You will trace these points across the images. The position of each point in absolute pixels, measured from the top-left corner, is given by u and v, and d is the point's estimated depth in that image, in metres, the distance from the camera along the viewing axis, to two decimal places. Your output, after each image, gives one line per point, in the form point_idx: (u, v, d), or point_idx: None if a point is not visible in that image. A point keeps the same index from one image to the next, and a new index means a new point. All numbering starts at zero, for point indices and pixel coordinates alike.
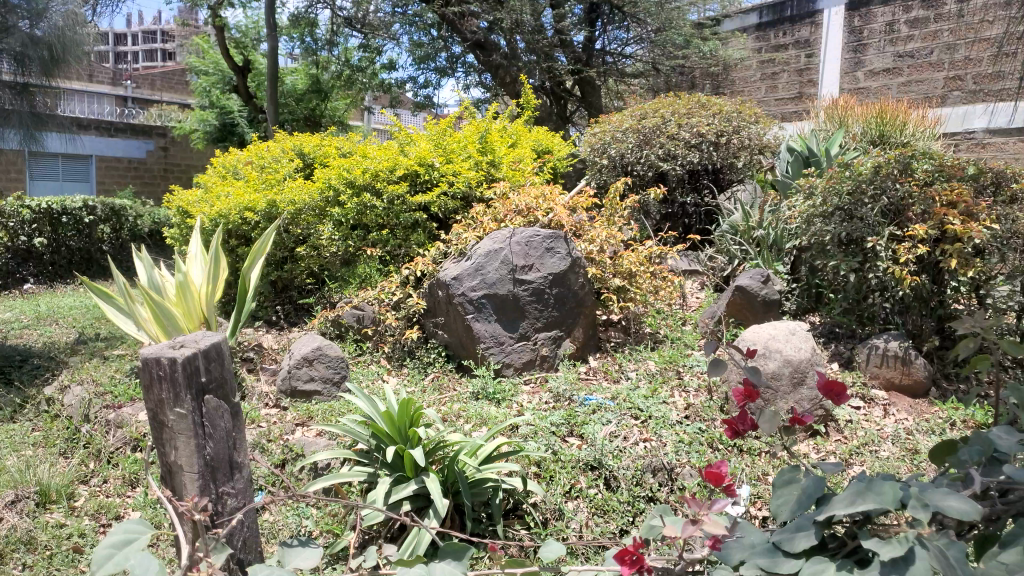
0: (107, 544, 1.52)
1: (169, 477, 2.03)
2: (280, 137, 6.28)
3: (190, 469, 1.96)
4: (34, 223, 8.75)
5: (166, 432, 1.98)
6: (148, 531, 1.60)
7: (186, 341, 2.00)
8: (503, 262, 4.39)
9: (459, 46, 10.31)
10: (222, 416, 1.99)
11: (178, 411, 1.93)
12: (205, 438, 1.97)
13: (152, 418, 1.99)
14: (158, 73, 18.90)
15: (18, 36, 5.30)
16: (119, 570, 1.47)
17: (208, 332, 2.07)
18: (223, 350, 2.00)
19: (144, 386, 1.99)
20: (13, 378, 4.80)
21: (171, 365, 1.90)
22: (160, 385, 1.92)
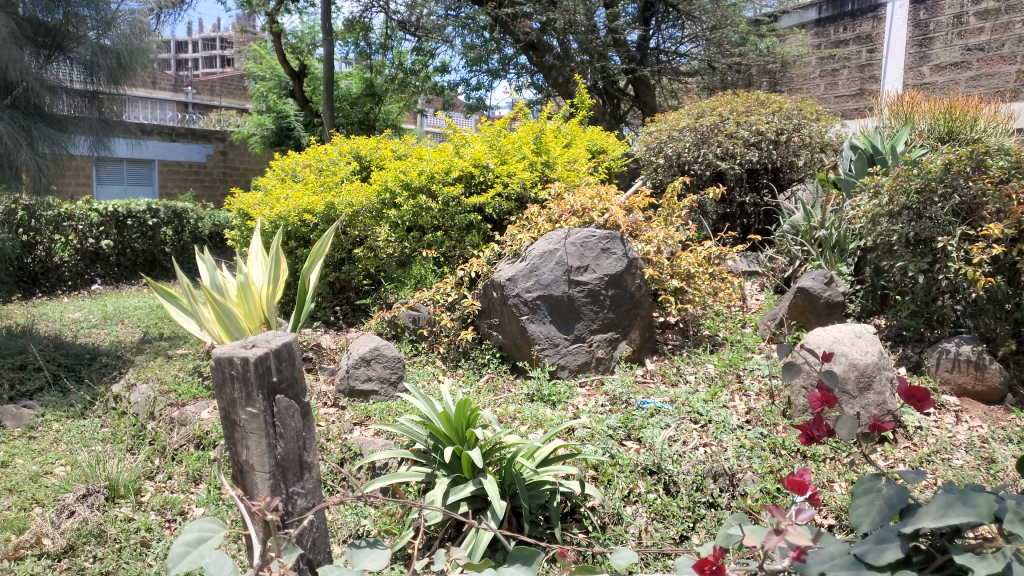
0: (182, 542, 1.54)
1: (239, 476, 2.05)
2: (337, 140, 6.36)
3: (261, 469, 1.98)
4: (101, 226, 9.05)
5: (238, 431, 1.99)
6: (221, 529, 1.61)
7: (258, 340, 2.01)
8: (558, 262, 4.36)
9: (512, 48, 10.31)
10: (293, 416, 2.00)
11: (249, 410, 1.94)
12: (276, 437, 1.98)
13: (225, 418, 2.01)
14: (218, 78, 19.32)
15: (88, 45, 5.49)
16: (194, 568, 1.50)
17: (278, 331, 2.08)
18: (294, 349, 2.01)
19: (216, 386, 2.01)
20: (83, 376, 4.96)
21: (244, 364, 1.91)
22: (233, 384, 1.94)
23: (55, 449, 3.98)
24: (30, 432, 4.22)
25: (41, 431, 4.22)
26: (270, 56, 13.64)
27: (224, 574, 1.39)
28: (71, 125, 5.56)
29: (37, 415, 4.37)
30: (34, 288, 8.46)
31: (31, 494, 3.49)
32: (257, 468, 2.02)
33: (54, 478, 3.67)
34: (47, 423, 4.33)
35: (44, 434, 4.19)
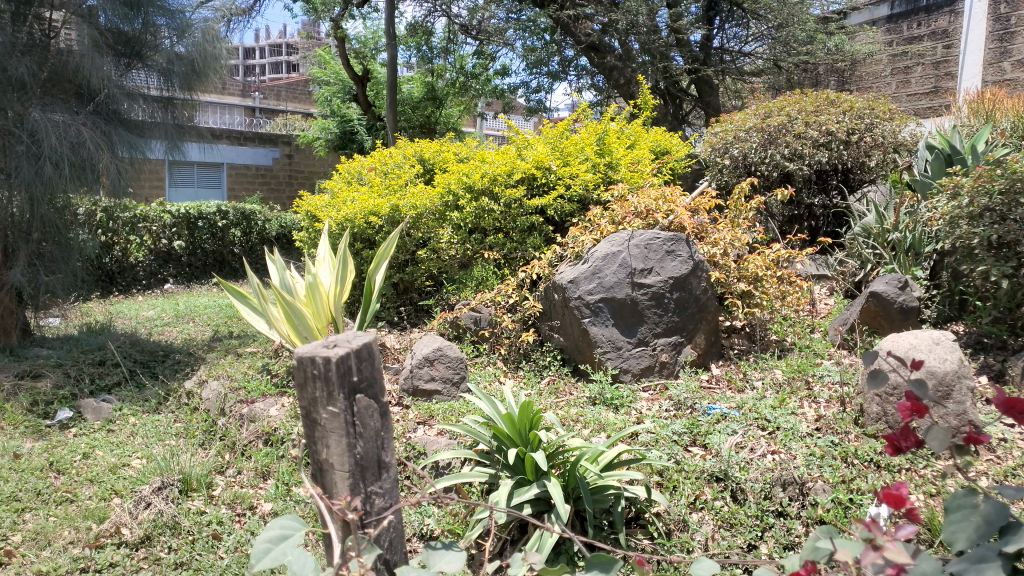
0: (265, 538, 1.58)
1: (319, 474, 2.07)
2: (401, 143, 6.44)
3: (341, 468, 2.00)
4: (174, 228, 9.36)
5: (318, 430, 2.01)
6: (301, 528, 1.64)
7: (339, 340, 2.02)
8: (621, 265, 4.31)
9: (573, 50, 10.34)
10: (372, 416, 2.02)
11: (330, 410, 1.96)
12: (355, 437, 2.00)
13: (306, 417, 2.02)
14: (283, 83, 19.71)
15: (164, 53, 5.72)
16: (276, 565, 1.53)
17: (357, 331, 2.09)
18: (373, 350, 2.02)
19: (297, 385, 2.02)
20: (157, 372, 5.15)
21: (326, 364, 1.92)
22: (315, 383, 1.95)
23: (132, 442, 4.14)
24: (109, 425, 4.40)
25: (119, 425, 4.40)
26: (334, 61, 13.95)
27: (307, 572, 1.42)
28: (149, 130, 5.75)
29: (115, 409, 4.55)
30: (112, 287, 8.81)
31: (110, 485, 3.64)
32: (335, 467, 2.04)
33: (131, 470, 3.81)
34: (125, 417, 4.50)
35: (121, 427, 4.35)
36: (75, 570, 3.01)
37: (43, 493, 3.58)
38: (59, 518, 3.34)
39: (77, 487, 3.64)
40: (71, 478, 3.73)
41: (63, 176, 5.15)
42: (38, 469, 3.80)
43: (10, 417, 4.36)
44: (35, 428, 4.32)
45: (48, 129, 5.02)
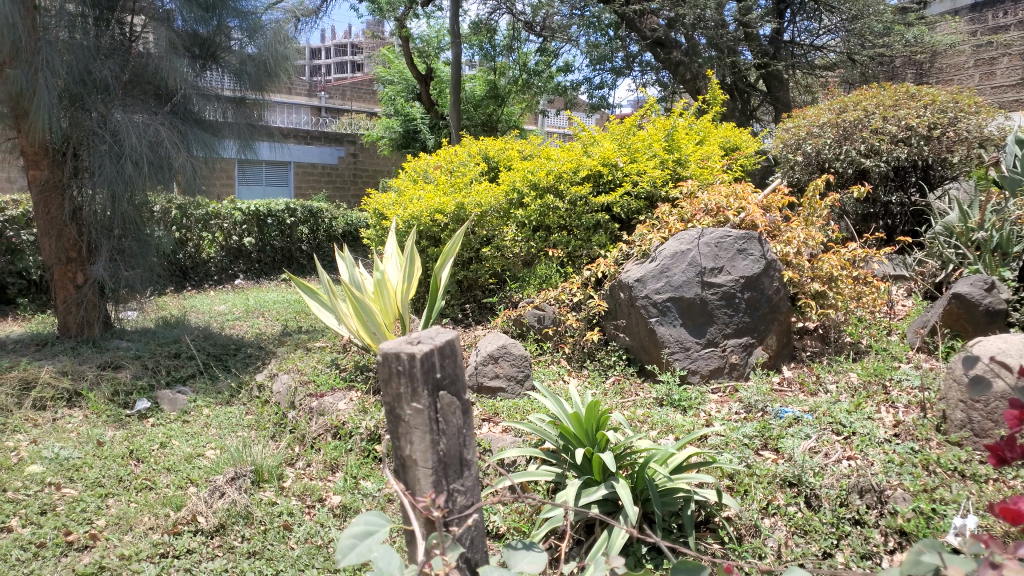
0: (349, 534, 1.59)
1: (401, 470, 2.06)
2: (466, 141, 6.47)
3: (424, 465, 1.98)
4: (244, 225, 9.62)
5: (402, 426, 2.00)
6: (386, 524, 1.64)
7: (422, 337, 2.02)
8: (690, 264, 4.24)
9: (637, 46, 10.26)
10: (455, 413, 2.01)
11: (414, 406, 1.95)
12: (438, 434, 1.99)
13: (388, 412, 2.02)
14: (349, 84, 20.02)
15: (237, 55, 5.89)
16: (362, 561, 1.54)
17: (439, 328, 2.09)
18: (456, 346, 2.02)
19: (381, 381, 2.02)
20: (230, 365, 5.30)
21: (410, 361, 1.92)
22: (399, 379, 1.94)
23: (207, 433, 4.27)
24: (184, 416, 4.55)
25: (194, 416, 4.54)
26: (399, 61, 14.30)
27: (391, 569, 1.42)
28: (223, 130, 5.92)
29: (190, 401, 4.70)
30: (186, 282, 9.07)
31: (186, 474, 3.76)
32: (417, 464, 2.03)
33: (205, 460, 3.93)
34: (199, 408, 4.65)
35: (196, 418, 4.50)
36: (155, 555, 3.11)
37: (125, 479, 3.71)
38: (139, 504, 3.46)
39: (156, 475, 3.76)
40: (150, 466, 3.87)
41: (143, 174, 5.33)
42: (120, 456, 3.94)
43: (93, 405, 4.54)
44: (116, 417, 4.49)
45: (129, 128, 5.21)
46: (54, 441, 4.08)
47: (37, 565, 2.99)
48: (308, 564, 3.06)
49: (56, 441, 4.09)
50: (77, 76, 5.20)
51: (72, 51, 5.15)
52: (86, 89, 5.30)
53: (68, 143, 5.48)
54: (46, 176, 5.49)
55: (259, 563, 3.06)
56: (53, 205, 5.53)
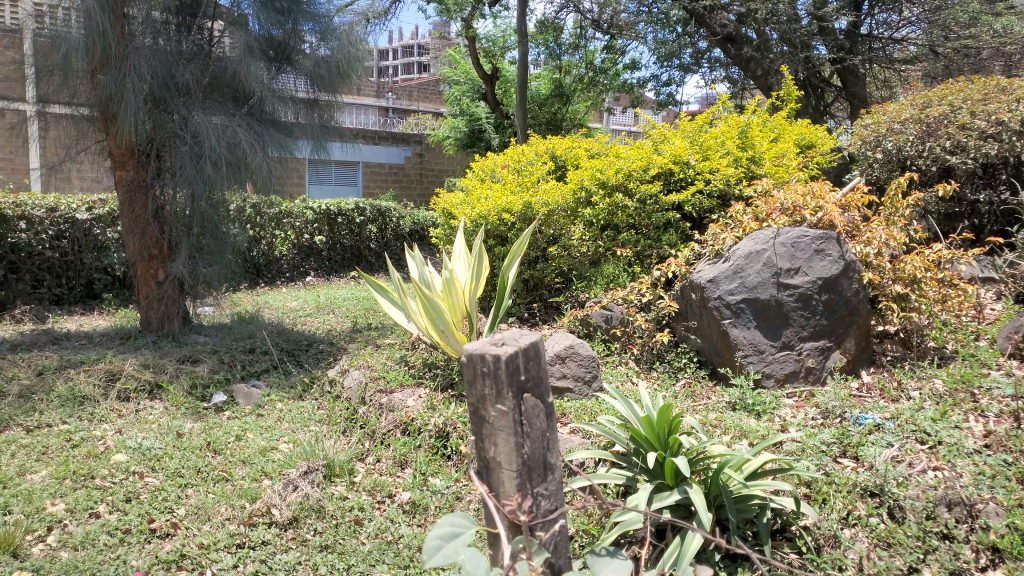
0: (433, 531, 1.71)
1: (485, 472, 2.05)
2: (533, 140, 6.47)
3: (509, 467, 1.97)
4: (315, 223, 9.82)
5: (486, 428, 1.99)
6: (471, 526, 1.73)
7: (507, 338, 2.02)
8: (766, 264, 4.14)
9: (706, 42, 10.06)
10: (539, 417, 1.99)
11: (499, 408, 1.94)
12: (523, 437, 1.98)
13: (474, 413, 2.01)
14: (416, 84, 20.25)
15: (312, 57, 6.05)
16: (448, 563, 1.65)
17: (522, 330, 2.09)
18: (541, 349, 2.00)
19: (466, 382, 2.02)
20: (302, 360, 5.42)
21: (495, 362, 1.91)
22: (484, 380, 1.94)
23: (280, 426, 4.39)
24: (259, 409, 4.67)
25: (268, 409, 4.66)
26: (465, 61, 14.37)
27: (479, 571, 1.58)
28: (297, 131, 6.06)
29: (264, 395, 4.84)
30: (260, 278, 9.26)
31: (261, 466, 3.86)
32: (502, 466, 2.02)
33: (279, 454, 4.04)
34: (273, 402, 4.77)
35: (270, 412, 4.62)
36: (232, 545, 3.19)
37: (203, 471, 3.83)
38: (217, 495, 3.55)
39: (232, 467, 3.87)
40: (227, 457, 3.98)
41: (221, 174, 5.48)
42: (198, 447, 4.07)
43: (173, 398, 4.69)
44: (194, 409, 4.63)
45: (208, 130, 5.36)
46: (138, 431, 4.24)
47: (123, 551, 3.11)
48: (379, 560, 3.10)
49: (139, 431, 4.25)
50: (161, 79, 5.39)
51: (158, 56, 5.33)
52: (169, 93, 5.48)
53: (152, 145, 5.69)
54: (131, 177, 5.70)
55: (331, 557, 3.11)
56: (137, 204, 5.73)
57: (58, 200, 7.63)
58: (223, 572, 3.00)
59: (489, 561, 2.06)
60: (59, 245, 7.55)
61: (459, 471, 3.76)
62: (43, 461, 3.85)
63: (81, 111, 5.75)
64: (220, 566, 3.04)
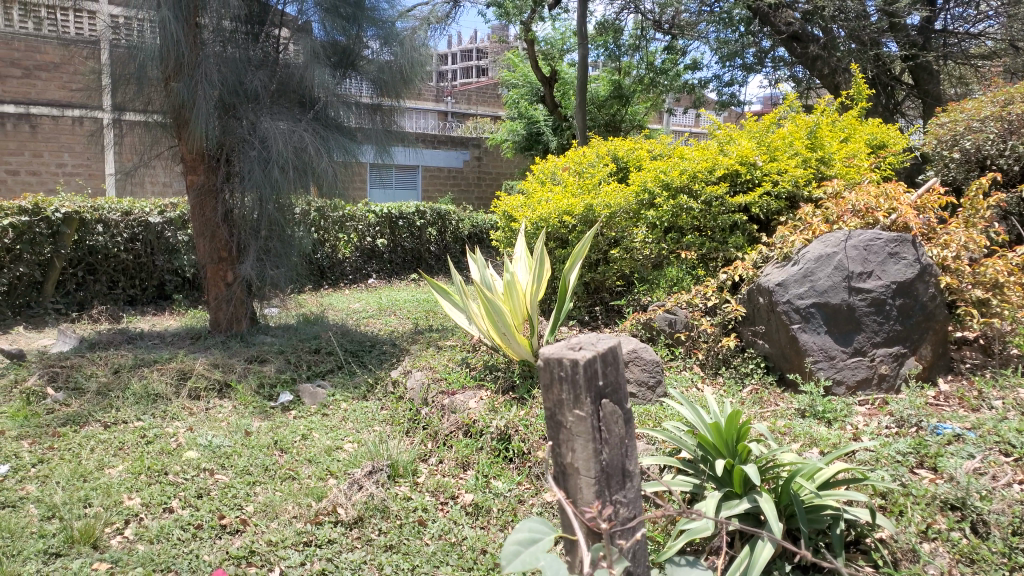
0: (514, 541, 1.80)
1: (562, 477, 2.05)
2: (594, 142, 6.44)
3: (587, 473, 1.96)
4: (377, 227, 9.99)
5: (563, 433, 1.99)
6: (548, 533, 1.86)
7: (584, 342, 2.01)
8: (837, 268, 4.02)
9: (769, 40, 9.87)
10: (618, 423, 1.97)
11: (577, 413, 1.93)
12: (602, 443, 1.96)
13: (551, 418, 2.01)
14: (474, 88, 20.43)
15: (376, 63, 6.16)
16: (528, 567, 1.76)
17: (599, 334, 2.09)
18: (619, 354, 1.99)
19: (543, 386, 2.02)
20: (366, 361, 5.50)
21: (573, 366, 1.91)
22: (561, 385, 1.94)
23: (344, 427, 4.47)
24: (324, 409, 4.76)
25: (333, 409, 4.75)
26: (523, 64, 14.40)
27: None
28: (360, 135, 6.15)
29: (329, 395, 4.93)
30: (323, 280, 9.45)
31: (326, 466, 3.93)
32: (579, 472, 2.01)
33: (344, 453, 4.11)
34: (338, 402, 4.86)
35: (335, 412, 4.71)
36: (299, 543, 3.25)
37: (271, 469, 3.91)
38: (284, 493, 3.63)
39: (298, 466, 3.95)
40: (293, 456, 4.06)
41: (288, 179, 5.61)
42: (266, 446, 4.16)
43: (242, 397, 4.82)
44: (261, 409, 4.74)
45: (276, 136, 5.49)
46: (208, 429, 4.36)
47: (196, 545, 3.19)
48: (443, 561, 3.12)
49: (209, 429, 4.37)
50: (231, 86, 5.54)
51: (228, 64, 5.49)
52: (238, 99, 5.64)
53: (221, 150, 5.84)
54: (202, 181, 5.86)
55: (396, 557, 3.13)
56: (207, 208, 5.89)
57: (133, 204, 7.91)
58: (291, 569, 3.05)
59: (567, 567, 2.07)
60: (133, 248, 7.84)
61: (521, 474, 3.75)
62: (119, 456, 3.99)
63: (155, 118, 5.94)
64: (288, 563, 3.09)
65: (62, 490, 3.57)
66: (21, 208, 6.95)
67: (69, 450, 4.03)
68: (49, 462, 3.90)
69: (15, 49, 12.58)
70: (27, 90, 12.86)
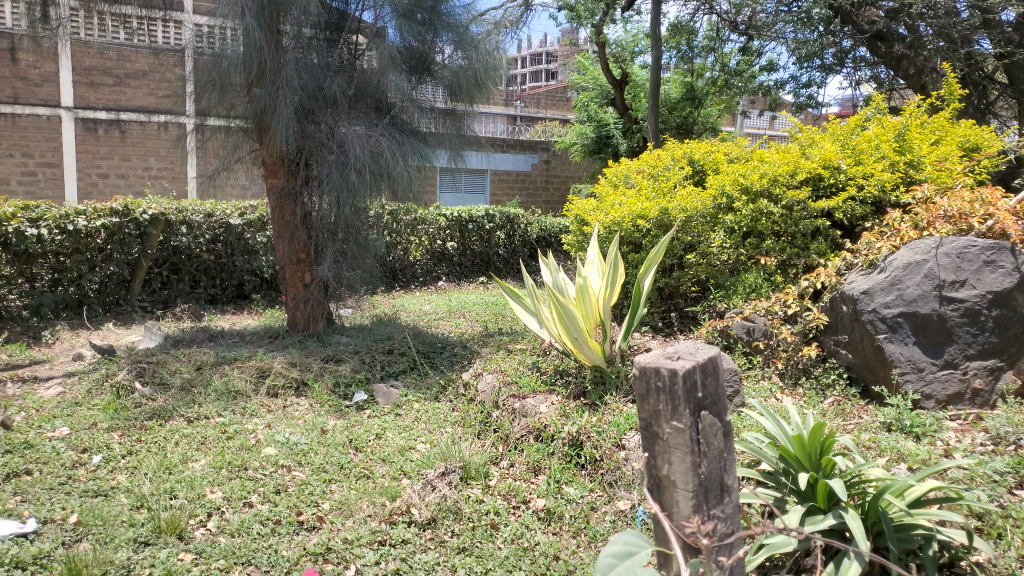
0: (609, 553, 1.95)
1: (657, 489, 2.04)
2: (670, 145, 6.36)
3: (685, 486, 1.95)
4: (448, 230, 10.10)
5: (659, 444, 1.99)
6: (643, 546, 1.99)
7: (683, 352, 2.01)
8: (927, 276, 3.86)
9: (850, 40, 9.57)
10: (717, 436, 1.95)
11: (675, 424, 1.93)
12: (700, 456, 1.95)
13: (647, 429, 2.02)
14: (543, 91, 20.47)
15: (451, 68, 6.25)
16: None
17: (698, 344, 2.08)
18: (719, 365, 1.98)
19: (639, 396, 2.04)
20: (437, 363, 5.55)
21: (671, 377, 1.91)
22: (659, 395, 1.95)
23: (417, 427, 4.52)
24: (397, 409, 4.82)
25: (405, 409, 4.81)
26: (594, 67, 14.32)
27: None
28: (434, 139, 6.24)
29: (402, 395, 4.99)
30: (395, 283, 9.59)
31: (400, 466, 3.97)
32: (675, 484, 2.00)
33: (417, 454, 4.15)
34: (411, 403, 4.92)
35: (408, 412, 4.77)
36: (374, 542, 3.29)
37: (346, 467, 3.98)
38: (359, 492, 3.68)
39: (373, 465, 4.00)
40: (368, 455, 4.12)
41: (364, 183, 5.71)
42: (341, 444, 4.24)
43: (318, 395, 4.93)
44: (337, 408, 4.83)
45: (354, 141, 5.62)
46: (286, 426, 4.47)
47: (275, 540, 3.26)
48: (516, 566, 3.11)
49: (287, 426, 4.48)
50: (311, 91, 5.67)
51: (308, 70, 5.61)
52: (318, 104, 5.77)
53: (300, 154, 5.99)
54: (282, 185, 6.02)
55: (469, 560, 3.14)
56: (287, 210, 6.05)
57: (215, 206, 8.17)
58: (366, 568, 3.09)
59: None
60: (215, 248, 8.10)
61: (593, 481, 3.71)
62: (202, 451, 4.12)
63: (236, 123, 6.11)
64: (363, 562, 3.14)
65: (150, 481, 3.71)
66: (113, 209, 7.29)
67: (156, 444, 4.18)
68: (137, 454, 4.05)
69: (108, 59, 13.20)
70: (117, 97, 13.46)
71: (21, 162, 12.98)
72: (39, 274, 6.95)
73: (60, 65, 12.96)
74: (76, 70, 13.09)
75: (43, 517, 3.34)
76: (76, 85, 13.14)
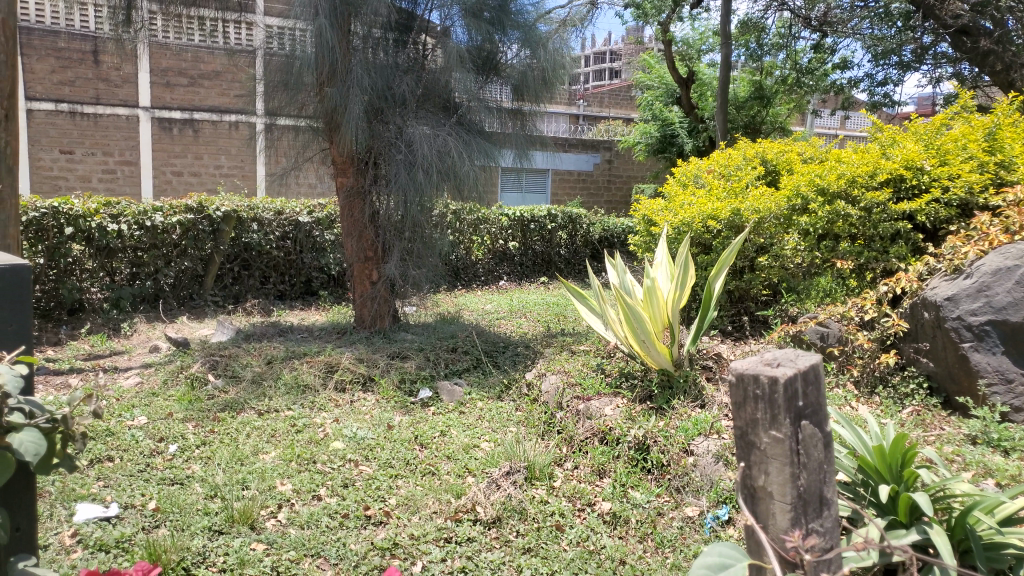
0: (702, 565, 1.96)
1: (751, 501, 1.98)
2: (741, 144, 6.26)
3: (782, 498, 1.89)
4: (510, 230, 10.13)
5: (755, 454, 1.93)
6: (740, 559, 1.98)
7: (780, 359, 1.96)
8: (1018, 283, 3.69)
9: (930, 36, 9.26)
10: (817, 446, 1.90)
11: (774, 434, 1.87)
12: (799, 467, 1.89)
13: (742, 437, 1.96)
14: (607, 91, 20.35)
15: (518, 66, 6.25)
16: None
17: (796, 351, 2.03)
18: (820, 373, 1.93)
19: (734, 404, 1.99)
20: (500, 362, 5.56)
21: (771, 385, 1.86)
22: (757, 404, 1.90)
23: (481, 425, 4.53)
24: (461, 407, 4.84)
25: (469, 408, 4.82)
26: (659, 66, 14.16)
27: None
28: (502, 138, 6.25)
29: (466, 393, 5.00)
30: (457, 281, 9.65)
31: (464, 463, 3.98)
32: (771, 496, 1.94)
33: (481, 451, 4.15)
34: (474, 401, 4.93)
35: (471, 410, 4.78)
36: (440, 539, 3.29)
37: (411, 463, 4.01)
38: (425, 488, 3.70)
39: (438, 462, 4.02)
40: (433, 452, 4.14)
41: (432, 182, 5.76)
42: (407, 440, 4.27)
43: (384, 391, 4.99)
44: (402, 404, 4.88)
45: (422, 140, 5.66)
46: (353, 421, 4.54)
47: (343, 533, 3.30)
48: (582, 569, 3.07)
49: (354, 421, 4.54)
50: (380, 91, 5.74)
51: (376, 70, 5.68)
52: (387, 104, 5.84)
53: (369, 153, 6.05)
54: (351, 184, 6.11)
55: (535, 561, 3.12)
56: (356, 209, 6.14)
57: (285, 204, 8.35)
58: (432, 564, 3.10)
59: None
60: (284, 245, 8.29)
61: (660, 487, 3.66)
62: (272, 443, 4.21)
63: (304, 123, 6.29)
64: (430, 558, 3.15)
65: (223, 472, 3.80)
66: (188, 206, 7.53)
67: (228, 435, 4.29)
68: (210, 444, 4.17)
69: (184, 60, 13.65)
70: (191, 97, 13.87)
71: (101, 159, 13.51)
72: (120, 268, 7.21)
73: (139, 66, 13.43)
74: (154, 71, 13.56)
75: (124, 502, 3.46)
76: (153, 85, 13.60)
